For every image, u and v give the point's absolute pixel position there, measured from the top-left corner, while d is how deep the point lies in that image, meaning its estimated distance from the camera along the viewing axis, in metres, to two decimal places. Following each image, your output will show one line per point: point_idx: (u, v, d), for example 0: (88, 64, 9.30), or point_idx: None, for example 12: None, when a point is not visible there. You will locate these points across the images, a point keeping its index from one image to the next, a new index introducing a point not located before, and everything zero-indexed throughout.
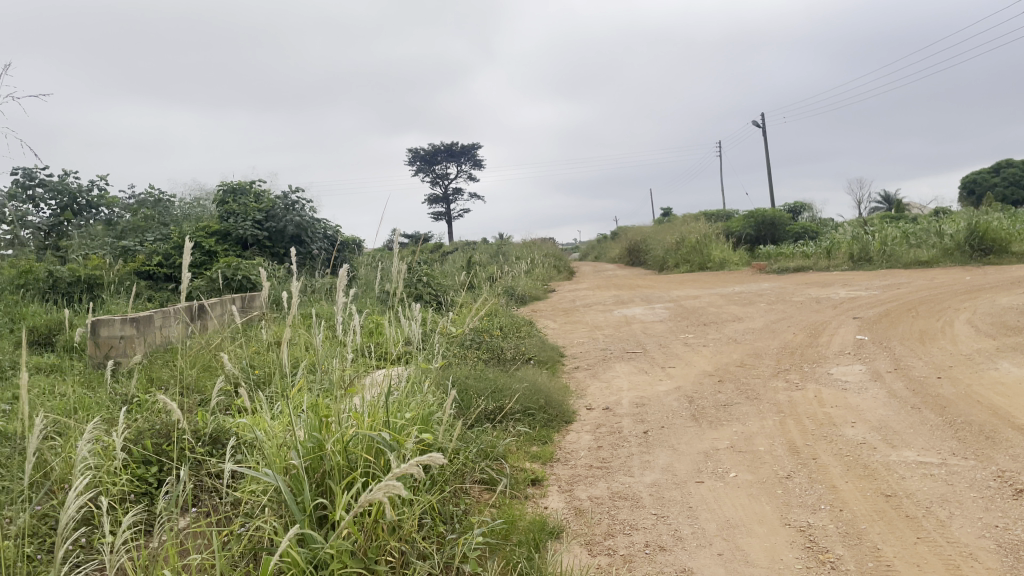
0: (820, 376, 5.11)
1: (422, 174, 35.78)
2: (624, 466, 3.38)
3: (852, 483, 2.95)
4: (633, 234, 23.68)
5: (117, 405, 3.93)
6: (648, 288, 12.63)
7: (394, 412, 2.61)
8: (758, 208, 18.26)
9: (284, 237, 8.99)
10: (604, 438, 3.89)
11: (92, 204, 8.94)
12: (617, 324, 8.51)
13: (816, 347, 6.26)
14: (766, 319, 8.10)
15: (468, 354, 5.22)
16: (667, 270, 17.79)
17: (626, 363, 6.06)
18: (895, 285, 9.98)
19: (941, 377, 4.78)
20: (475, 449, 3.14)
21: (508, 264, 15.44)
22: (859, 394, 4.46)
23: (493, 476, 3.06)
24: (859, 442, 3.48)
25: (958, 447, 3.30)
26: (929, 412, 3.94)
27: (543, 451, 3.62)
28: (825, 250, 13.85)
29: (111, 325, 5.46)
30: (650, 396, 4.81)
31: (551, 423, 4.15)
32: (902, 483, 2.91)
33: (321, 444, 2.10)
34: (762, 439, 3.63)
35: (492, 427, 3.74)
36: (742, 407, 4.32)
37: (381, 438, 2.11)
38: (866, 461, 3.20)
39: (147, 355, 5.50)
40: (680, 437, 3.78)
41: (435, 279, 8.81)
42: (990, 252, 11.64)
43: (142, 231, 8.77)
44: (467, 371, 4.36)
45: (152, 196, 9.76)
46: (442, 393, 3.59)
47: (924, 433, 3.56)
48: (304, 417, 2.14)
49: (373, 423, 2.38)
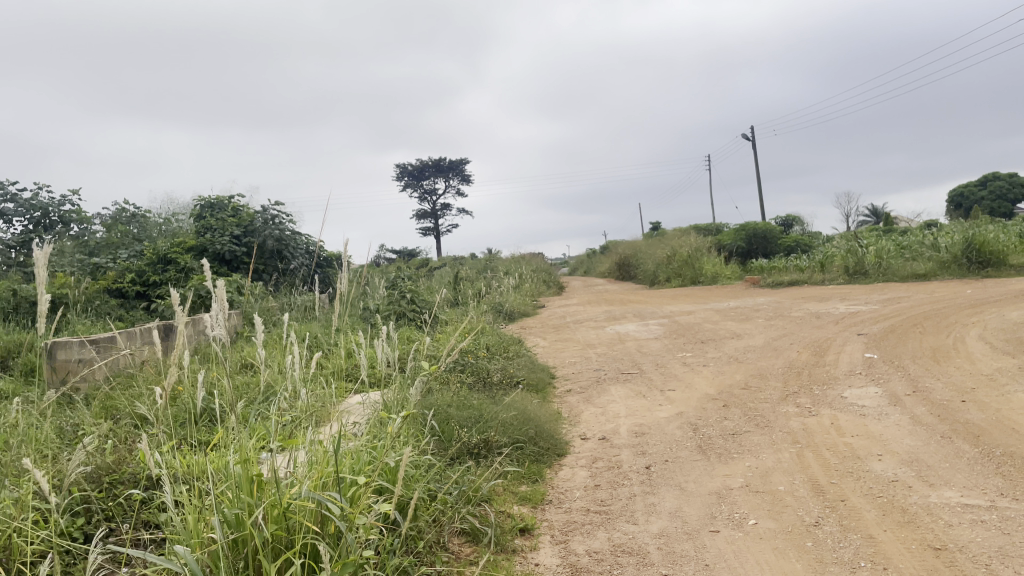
0: (833, 400, 4.70)
1: (410, 190, 35.37)
2: (627, 510, 2.96)
3: (893, 532, 2.54)
4: (624, 247, 23.34)
5: (56, 442, 3.50)
6: (641, 303, 12.27)
7: (349, 463, 2.22)
8: (749, 221, 17.92)
9: (264, 253, 8.66)
10: (602, 474, 3.48)
11: (65, 220, 8.43)
12: (610, 342, 8.11)
13: (823, 367, 5.86)
14: (767, 337, 7.68)
15: (452, 378, 4.78)
16: (659, 284, 17.48)
17: (623, 385, 5.65)
18: (895, 299, 9.64)
19: (965, 400, 4.37)
20: (456, 494, 2.73)
21: (498, 280, 15.01)
22: (880, 420, 4.06)
23: (475, 527, 2.65)
24: (890, 480, 3.07)
25: (1006, 485, 2.90)
26: (962, 442, 3.53)
27: (534, 491, 3.20)
28: (819, 264, 13.52)
29: (68, 348, 5.01)
30: (650, 423, 4.40)
31: (542, 457, 3.72)
32: (951, 532, 2.51)
33: (250, 509, 1.72)
34: (780, 476, 3.21)
35: (474, 464, 3.31)
36: (753, 437, 3.91)
37: (324, 501, 1.72)
38: (903, 504, 2.79)
39: (108, 380, 5.01)
40: (687, 474, 3.36)
41: (421, 294, 8.39)
42: (988, 265, 11.30)
43: (116, 248, 8.32)
44: (449, 399, 3.94)
45: (128, 211, 9.29)
46: (417, 432, 3.18)
47: (962, 468, 3.16)
48: (231, 473, 1.75)
49: (321, 482, 1.99)
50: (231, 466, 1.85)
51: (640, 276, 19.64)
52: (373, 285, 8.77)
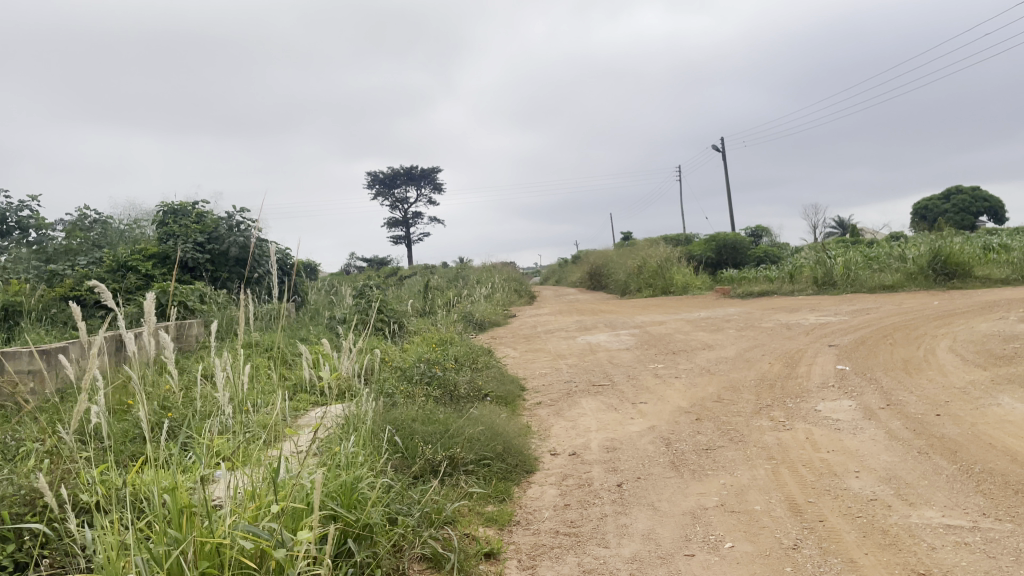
0: (807, 413, 4.60)
1: (381, 198, 35.00)
2: (597, 533, 2.81)
3: (875, 556, 2.43)
4: (595, 256, 23.29)
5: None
6: (613, 312, 12.17)
7: (297, 490, 2.10)
8: (719, 232, 17.93)
9: (228, 260, 8.44)
10: (572, 492, 3.33)
11: (22, 226, 8.09)
12: (582, 353, 7.99)
13: (796, 379, 5.79)
14: (738, 348, 7.60)
15: (417, 391, 4.62)
16: (630, 295, 17.43)
17: (594, 397, 5.52)
18: (864, 309, 9.67)
19: (940, 414, 4.30)
20: (417, 516, 2.58)
21: (469, 289, 14.84)
22: (855, 435, 3.97)
23: (437, 553, 2.48)
24: (870, 498, 2.97)
25: (987, 505, 2.81)
26: (940, 458, 3.45)
27: (501, 511, 3.05)
28: (788, 275, 13.55)
29: (18, 358, 4.71)
30: (622, 438, 4.27)
31: (510, 474, 3.56)
32: (934, 555, 2.40)
33: (178, 545, 1.64)
34: (756, 495, 3.10)
35: (438, 483, 3.15)
36: (727, 453, 3.80)
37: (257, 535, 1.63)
38: (883, 524, 2.69)
39: (60, 394, 4.72)
40: (660, 492, 3.24)
41: (389, 303, 8.21)
42: (954, 276, 11.40)
43: (74, 255, 8.00)
44: (413, 413, 3.77)
45: (87, 217, 8.96)
46: (377, 450, 3.02)
47: (941, 486, 3.06)
48: (159, 505, 1.67)
49: (261, 513, 1.88)
50: (159, 496, 1.76)
51: (612, 285, 19.57)
52: (340, 295, 8.58)
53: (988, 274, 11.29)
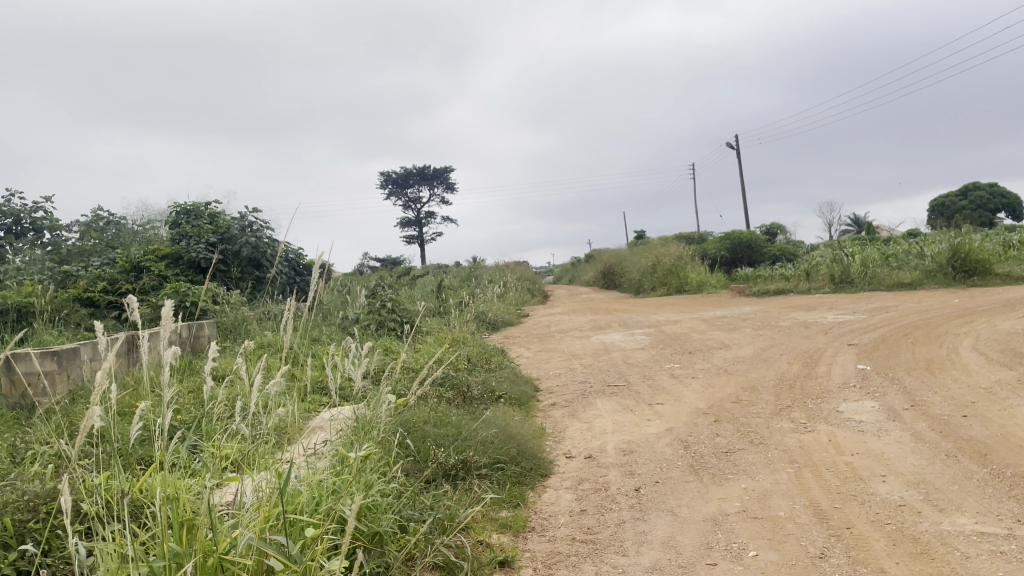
0: (829, 414, 4.48)
1: (393, 198, 34.98)
2: (615, 539, 2.72)
3: (906, 565, 2.33)
4: (608, 255, 23.15)
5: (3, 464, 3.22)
6: (627, 313, 11.80)
7: (304, 501, 2.03)
8: (734, 230, 17.78)
9: (241, 260, 8.41)
10: (588, 497, 3.24)
11: (37, 227, 8.09)
12: (596, 353, 7.89)
13: (815, 379, 5.67)
14: (756, 347, 7.48)
15: (429, 393, 4.54)
16: (644, 294, 17.31)
17: (609, 398, 5.43)
18: (883, 307, 9.52)
19: (966, 415, 4.18)
20: (429, 522, 2.50)
21: (483, 289, 14.75)
22: (879, 438, 3.85)
23: (450, 561, 2.40)
24: (898, 504, 2.86)
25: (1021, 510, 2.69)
26: (969, 462, 3.32)
27: (515, 517, 2.97)
28: (805, 273, 13.38)
29: (29, 359, 4.64)
30: (638, 440, 4.17)
31: (525, 477, 3.48)
32: (969, 564, 2.29)
33: (180, 559, 1.57)
34: (779, 500, 3.00)
35: (451, 488, 3.07)
36: (748, 456, 3.69)
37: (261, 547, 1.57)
38: (914, 532, 2.58)
39: (72, 395, 4.66)
40: (679, 497, 3.14)
41: (402, 303, 8.13)
42: (974, 273, 11.20)
43: (87, 256, 7.98)
44: (425, 414, 3.69)
45: (102, 218, 8.96)
46: (388, 453, 2.94)
47: (972, 491, 2.95)
48: (161, 517, 1.60)
49: (267, 523, 1.81)
50: (162, 508, 1.69)
51: (626, 284, 19.45)
52: (352, 295, 8.52)
53: (1009, 271, 11.09)
